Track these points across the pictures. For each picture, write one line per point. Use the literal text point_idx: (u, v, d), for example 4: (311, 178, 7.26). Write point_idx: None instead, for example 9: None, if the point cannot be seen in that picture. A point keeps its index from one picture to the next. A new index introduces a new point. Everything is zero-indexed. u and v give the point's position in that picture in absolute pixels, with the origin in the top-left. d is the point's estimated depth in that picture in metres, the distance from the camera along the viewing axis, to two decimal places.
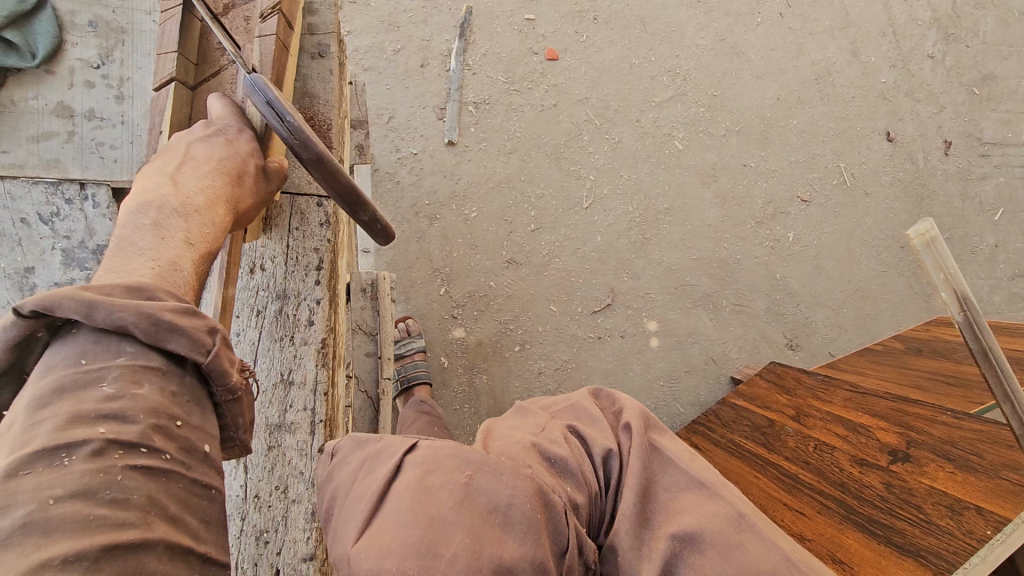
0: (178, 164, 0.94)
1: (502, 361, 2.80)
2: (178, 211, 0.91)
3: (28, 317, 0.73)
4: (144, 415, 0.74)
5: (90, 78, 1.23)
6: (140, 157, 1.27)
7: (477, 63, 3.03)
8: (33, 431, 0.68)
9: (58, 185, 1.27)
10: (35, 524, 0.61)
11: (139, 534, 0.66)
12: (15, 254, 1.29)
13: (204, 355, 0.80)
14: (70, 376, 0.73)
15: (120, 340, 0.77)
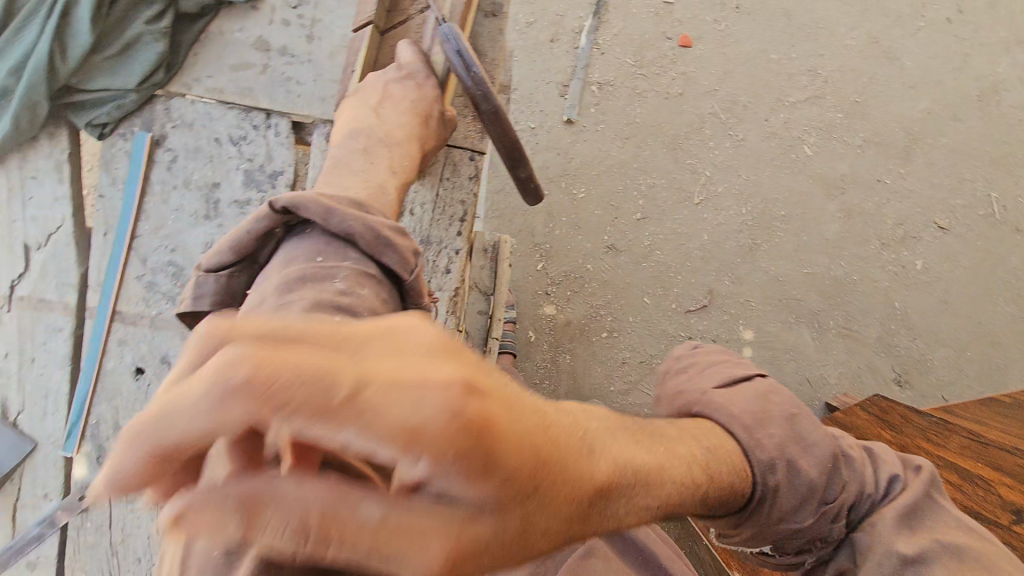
0: (378, 101, 1.02)
1: (588, 344, 2.66)
2: (384, 141, 0.98)
3: (279, 213, 0.81)
4: (371, 317, 0.75)
5: (288, 17, 1.27)
6: (326, 91, 1.25)
7: (608, 44, 2.90)
8: (280, 311, 0.69)
9: (250, 112, 1.25)
10: None
11: None
12: (203, 170, 1.25)
13: (408, 274, 0.84)
14: (309, 268, 0.75)
15: (347, 246, 0.81)
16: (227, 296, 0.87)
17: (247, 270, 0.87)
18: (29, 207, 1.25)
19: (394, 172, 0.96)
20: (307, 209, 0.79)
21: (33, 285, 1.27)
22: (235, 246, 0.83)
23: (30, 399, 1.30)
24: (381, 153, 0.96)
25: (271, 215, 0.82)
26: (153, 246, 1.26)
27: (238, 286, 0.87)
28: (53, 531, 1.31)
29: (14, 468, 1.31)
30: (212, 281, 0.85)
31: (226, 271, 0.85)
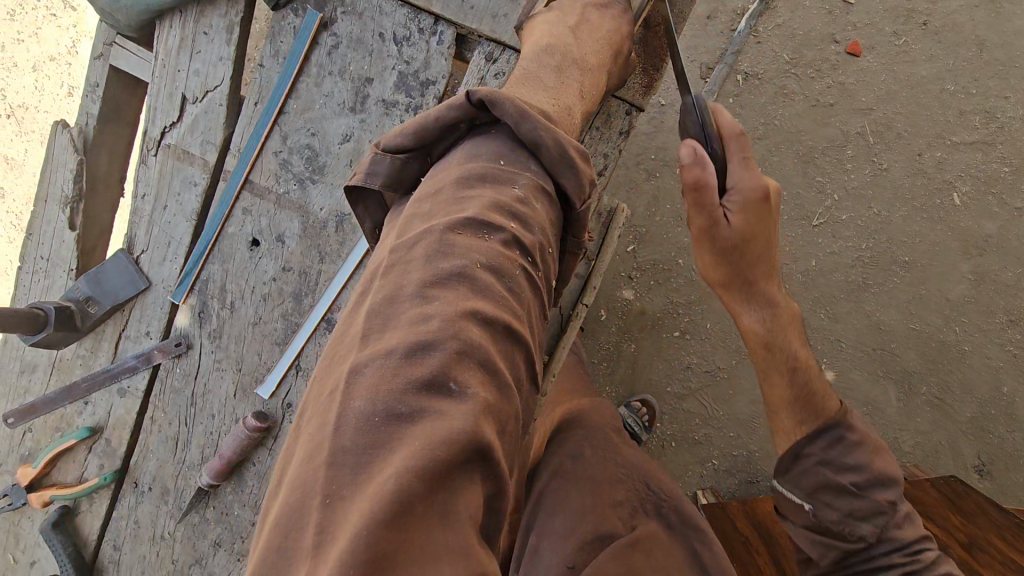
0: (575, 23, 1.02)
1: (657, 339, 2.30)
2: (578, 63, 0.97)
3: (473, 104, 0.80)
4: (538, 230, 0.75)
5: None
6: (503, 11, 1.18)
7: (768, 33, 2.29)
8: (462, 202, 0.72)
9: (419, 14, 1.21)
10: (465, 275, 0.66)
11: (520, 330, 0.67)
12: (361, 61, 1.24)
13: (580, 203, 0.83)
14: (493, 168, 0.77)
15: (529, 156, 0.81)
16: (396, 179, 0.84)
17: (418, 160, 0.85)
18: (194, 62, 1.30)
19: (583, 96, 0.97)
20: (502, 108, 0.79)
21: (181, 137, 1.34)
22: (416, 130, 0.82)
23: (153, 242, 1.38)
24: (573, 75, 0.96)
25: (466, 108, 0.81)
26: (296, 126, 1.28)
27: (409, 175, 0.85)
28: (146, 367, 1.41)
29: (123, 301, 1.39)
30: (388, 160, 0.83)
31: (402, 154, 0.83)
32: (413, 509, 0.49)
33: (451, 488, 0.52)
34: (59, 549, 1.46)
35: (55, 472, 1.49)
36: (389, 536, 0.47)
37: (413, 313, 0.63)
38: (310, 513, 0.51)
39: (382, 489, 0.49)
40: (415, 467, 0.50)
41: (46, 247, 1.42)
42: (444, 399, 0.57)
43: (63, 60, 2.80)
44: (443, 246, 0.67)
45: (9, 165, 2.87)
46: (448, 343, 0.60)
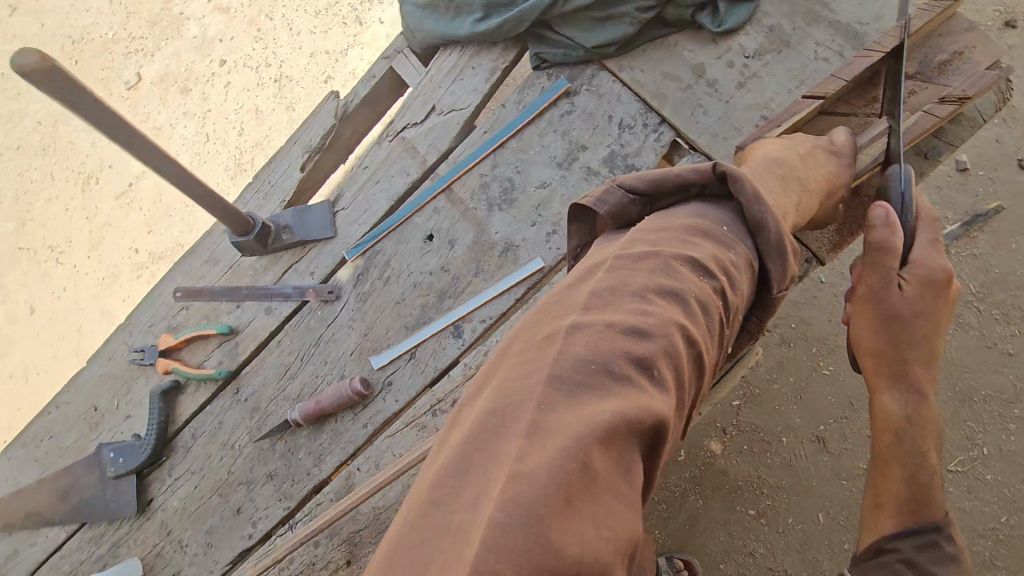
0: (805, 152, 1.05)
1: (728, 502, 2.14)
2: (801, 182, 1.00)
3: (716, 174, 0.85)
4: (741, 294, 0.80)
5: (735, 60, 1.33)
6: (723, 135, 1.31)
7: (959, 258, 2.19)
8: (691, 242, 0.77)
9: (648, 111, 1.38)
10: (681, 298, 0.71)
11: (705, 364, 0.73)
12: (585, 131, 1.42)
13: (779, 288, 0.86)
14: (718, 230, 0.81)
15: (748, 233, 0.84)
16: (619, 215, 0.89)
17: (640, 207, 0.91)
18: (454, 85, 1.57)
19: (798, 211, 1.00)
20: (744, 184, 0.83)
21: (416, 135, 1.59)
22: (652, 181, 0.89)
23: (353, 205, 1.61)
24: (795, 191, 0.99)
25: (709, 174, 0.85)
26: (507, 161, 1.48)
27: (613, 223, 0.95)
28: (296, 299, 1.61)
29: (309, 240, 1.62)
30: (617, 194, 0.89)
31: (631, 195, 0.90)
32: (610, 447, 0.56)
33: (635, 449, 0.60)
34: (154, 414, 1.66)
35: (185, 350, 1.72)
36: (593, 461, 0.55)
37: (634, 305, 0.69)
38: (526, 413, 0.59)
39: (593, 422, 0.57)
40: (619, 418, 0.58)
41: (275, 176, 1.71)
42: (647, 381, 0.63)
43: (333, 56, 3.45)
44: (667, 268, 0.73)
45: (257, 115, 3.52)
46: (658, 339, 0.66)
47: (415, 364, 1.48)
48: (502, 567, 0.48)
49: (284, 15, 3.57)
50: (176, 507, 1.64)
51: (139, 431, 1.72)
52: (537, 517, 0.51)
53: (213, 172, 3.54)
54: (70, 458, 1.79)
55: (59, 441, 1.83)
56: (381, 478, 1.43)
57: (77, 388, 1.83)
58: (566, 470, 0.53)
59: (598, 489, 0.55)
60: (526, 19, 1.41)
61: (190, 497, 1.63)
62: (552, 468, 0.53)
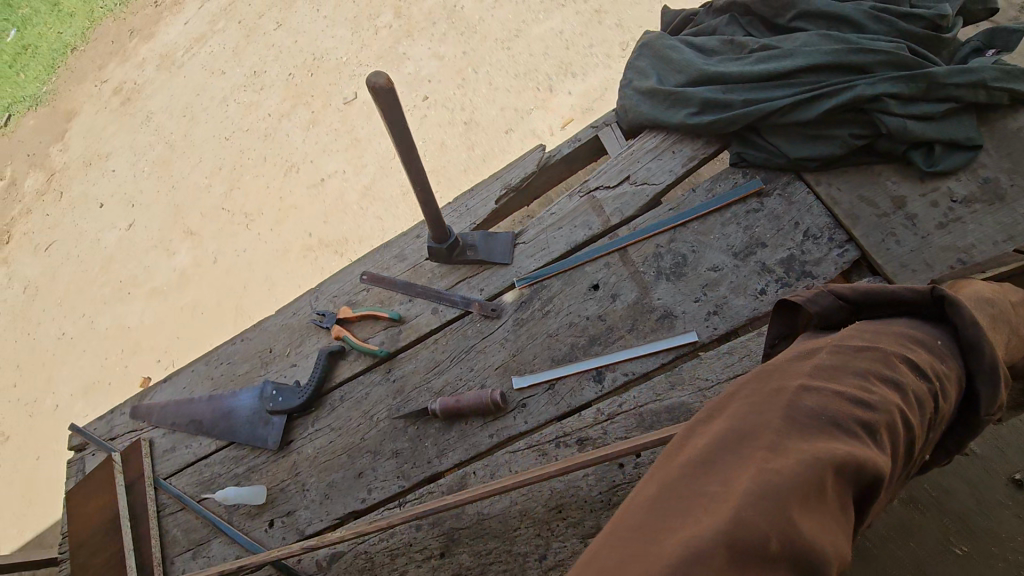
0: (1015, 301, 1.05)
1: None
2: (1012, 324, 1.00)
3: (933, 295, 0.93)
4: (945, 404, 0.86)
5: (939, 202, 1.39)
6: (912, 266, 1.34)
7: None
8: (908, 347, 0.87)
9: (837, 227, 1.45)
10: (892, 388, 0.81)
11: (906, 452, 0.80)
12: (770, 229, 1.52)
13: (987, 413, 0.90)
14: (927, 343, 0.89)
15: (959, 355, 0.90)
16: (825, 313, 0.99)
17: (847, 312, 1.00)
18: (652, 164, 1.75)
19: (1006, 350, 0.98)
20: (961, 308, 0.90)
21: (606, 197, 1.78)
22: (863, 290, 0.98)
23: (535, 242, 1.83)
24: (1007, 331, 0.98)
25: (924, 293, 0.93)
26: (686, 239, 1.61)
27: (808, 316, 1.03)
28: (461, 307, 1.83)
29: (489, 262, 1.85)
30: (827, 297, 1.00)
31: (840, 300, 0.99)
32: (833, 482, 0.69)
33: (851, 493, 0.71)
34: (316, 370, 1.93)
35: (356, 324, 2.00)
36: (822, 484, 0.68)
37: (861, 381, 0.81)
38: (767, 436, 0.74)
39: (821, 455, 0.70)
40: (841, 462, 0.70)
41: (473, 202, 1.99)
42: (870, 443, 0.74)
43: (520, 114, 3.73)
44: (884, 360, 0.84)
45: (442, 148, 3.81)
46: (883, 414, 0.77)
47: (552, 395, 1.61)
48: (754, 534, 0.63)
49: None
50: (309, 454, 1.87)
51: (300, 378, 2.00)
52: (778, 503, 0.65)
53: None
54: (235, 385, 2.09)
55: (230, 368, 2.14)
56: (490, 487, 1.51)
57: (259, 330, 2.16)
58: (800, 482, 0.67)
59: (828, 510, 0.68)
60: (739, 121, 1.57)
61: (323, 449, 1.85)
62: (792, 476, 0.67)
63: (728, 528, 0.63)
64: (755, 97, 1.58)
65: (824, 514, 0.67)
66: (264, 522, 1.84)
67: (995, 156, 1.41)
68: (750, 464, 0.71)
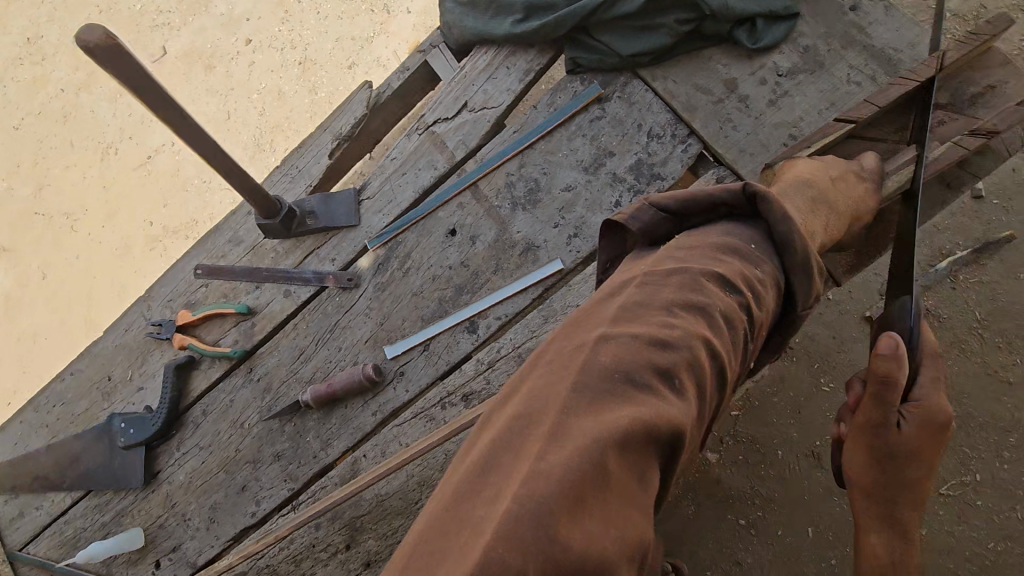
0: (836, 176, 1.06)
1: (722, 512, 2.17)
2: (829, 205, 1.02)
3: (745, 194, 0.87)
4: (764, 310, 0.82)
5: (767, 78, 1.35)
6: (751, 150, 1.32)
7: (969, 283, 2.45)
8: (717, 260, 0.81)
9: (677, 123, 1.40)
10: (701, 313, 0.75)
11: (725, 376, 0.75)
12: (615, 137, 1.44)
13: (803, 308, 0.88)
14: (743, 249, 0.84)
15: (774, 253, 0.87)
16: (650, 233, 0.92)
17: (672, 224, 0.93)
18: (488, 83, 1.57)
19: (823, 235, 1.03)
20: (771, 204, 0.85)
21: (446, 130, 1.59)
22: (685, 198, 0.91)
23: (379, 194, 1.62)
24: (822, 214, 1.02)
25: (737, 194, 0.87)
26: (535, 162, 1.49)
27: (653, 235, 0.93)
28: (316, 284, 1.63)
29: (332, 227, 1.63)
30: (650, 213, 0.91)
31: (663, 213, 0.92)
32: (624, 450, 0.61)
33: (650, 452, 0.64)
34: (167, 388, 1.68)
35: (201, 326, 1.74)
36: (611, 457, 0.60)
37: (660, 318, 0.73)
38: (552, 410, 0.64)
39: (610, 423, 0.62)
40: (634, 423, 0.62)
41: (302, 161, 1.72)
42: (668, 390, 0.68)
43: (359, 42, 3.54)
44: (693, 284, 0.77)
45: (280, 97, 3.57)
46: (680, 352, 0.70)
47: (428, 356, 1.50)
48: (525, 544, 0.53)
49: None
50: (182, 480, 1.66)
51: (150, 403, 1.73)
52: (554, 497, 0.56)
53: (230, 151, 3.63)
54: (77, 427, 1.79)
55: (67, 407, 1.82)
56: (383, 466, 1.41)
57: (89, 357, 1.83)
58: (584, 462, 0.59)
59: (616, 486, 0.60)
60: (566, 24, 1.42)
61: (197, 471, 1.65)
62: (572, 458, 0.59)
63: (495, 544, 0.53)
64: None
65: (616, 490, 0.60)
66: (151, 564, 1.65)
67: (814, 19, 1.37)
68: (532, 450, 0.61)
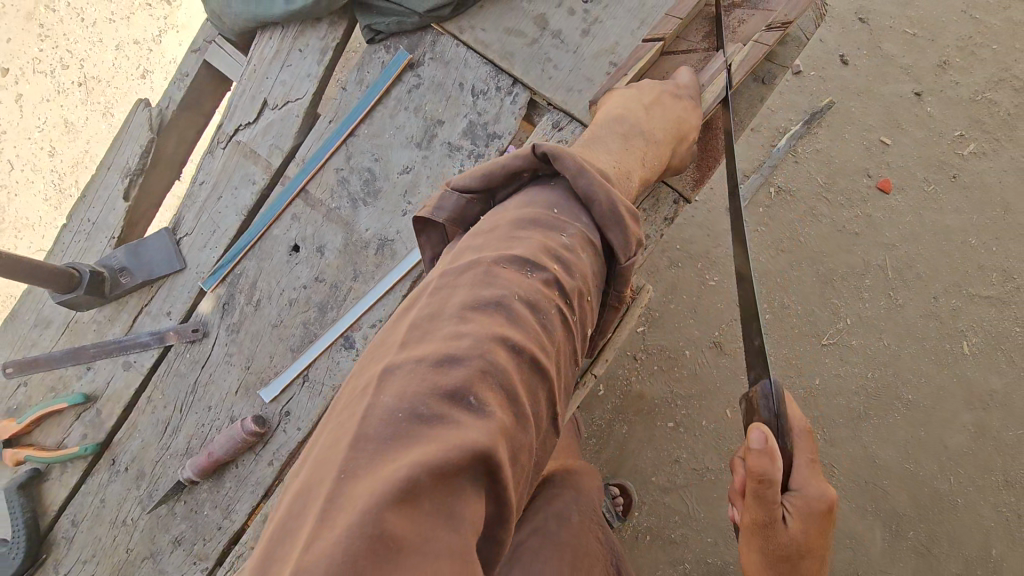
0: (648, 102, 1.05)
1: (651, 426, 2.28)
2: (644, 135, 1.01)
3: (538, 156, 0.84)
4: (577, 275, 0.76)
5: (574, 7, 1.28)
6: (576, 87, 1.26)
7: (806, 154, 2.74)
8: (513, 241, 0.75)
9: (499, 74, 1.30)
10: (501, 305, 0.67)
11: (546, 364, 0.67)
12: (437, 103, 1.32)
13: (624, 258, 0.83)
14: (546, 214, 0.80)
15: (582, 209, 0.83)
16: (459, 219, 0.88)
17: (482, 203, 0.90)
18: (284, 74, 1.37)
19: (644, 163, 1.00)
20: (563, 161, 0.82)
21: (253, 137, 1.39)
22: (485, 174, 0.87)
23: (199, 227, 1.41)
24: (638, 145, 1.00)
25: (531, 158, 0.85)
26: (362, 149, 1.35)
27: (470, 215, 0.89)
28: (157, 346, 1.42)
29: (155, 279, 1.41)
30: (453, 198, 0.87)
31: (468, 195, 0.88)
32: (419, 501, 0.49)
33: (457, 493, 0.52)
34: (16, 513, 1.42)
35: (36, 432, 1.47)
36: (399, 518, 0.48)
37: (450, 328, 0.64)
38: (326, 485, 0.52)
39: (391, 477, 0.49)
40: (423, 465, 0.50)
41: (95, 211, 1.45)
42: (465, 412, 0.57)
43: (145, 45, 3.14)
44: (486, 277, 0.69)
45: (67, 128, 3.18)
46: (475, 360, 0.60)
47: (311, 387, 1.36)
48: None
49: (70, 3, 3.19)
50: None
51: (4, 535, 1.47)
52: None
53: (31, 203, 3.19)
54: None
55: None
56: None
57: None
58: (360, 539, 0.46)
59: (415, 552, 0.47)
60: None
61: None
62: (341, 541, 0.46)
63: None
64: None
65: (415, 556, 0.47)
66: None
67: None
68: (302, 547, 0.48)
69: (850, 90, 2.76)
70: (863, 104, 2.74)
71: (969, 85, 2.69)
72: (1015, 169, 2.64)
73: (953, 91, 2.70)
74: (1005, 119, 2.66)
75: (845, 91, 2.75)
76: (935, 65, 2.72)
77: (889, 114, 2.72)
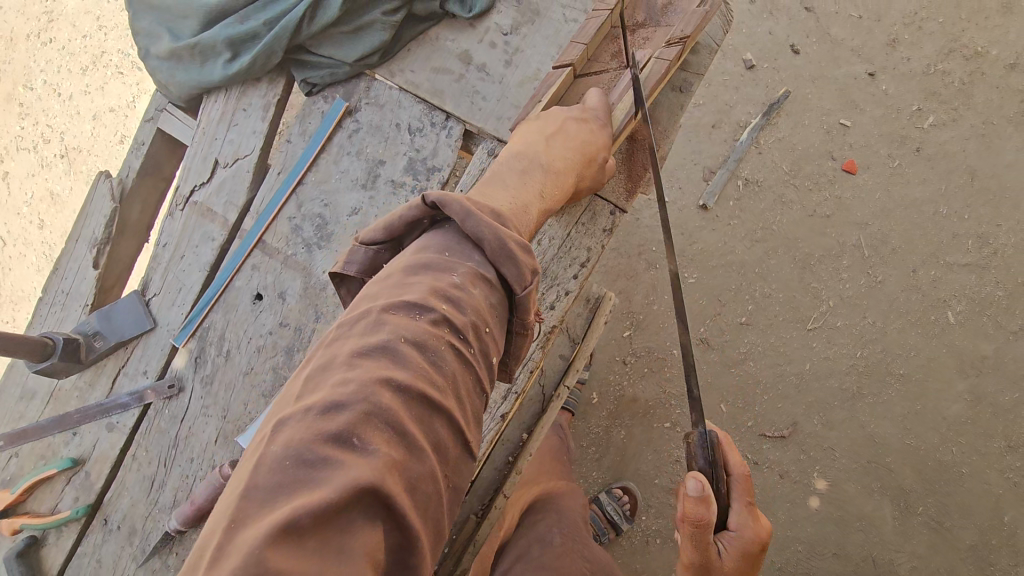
0: (551, 133, 1.10)
1: (648, 428, 2.31)
2: (543, 167, 1.06)
3: (428, 206, 0.89)
4: (471, 310, 0.80)
5: (495, 41, 1.34)
6: (505, 114, 1.32)
7: (769, 144, 2.77)
8: (405, 288, 0.78)
9: (432, 110, 1.36)
10: (387, 348, 0.70)
11: (440, 396, 0.70)
12: (377, 146, 1.38)
13: (521, 288, 0.87)
14: (437, 257, 0.84)
15: (474, 248, 0.87)
16: (372, 269, 0.95)
17: (391, 250, 0.96)
18: (231, 133, 1.43)
19: (542, 197, 1.04)
20: (449, 206, 0.86)
21: (208, 195, 1.45)
22: (386, 226, 0.93)
23: (166, 287, 1.46)
24: (535, 178, 1.05)
25: (422, 207, 0.89)
26: (312, 196, 1.41)
27: (381, 263, 0.96)
28: (137, 405, 1.46)
29: (130, 340, 1.47)
30: (361, 252, 0.94)
31: (375, 247, 0.94)
32: (305, 541, 0.52)
33: (347, 527, 0.55)
34: None
35: (30, 500, 1.52)
36: (286, 557, 0.50)
37: (338, 376, 0.67)
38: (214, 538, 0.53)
39: (275, 518, 0.52)
40: (306, 506, 0.53)
41: (67, 283, 1.52)
42: (351, 453, 0.60)
43: (121, 112, 3.26)
44: (374, 324, 0.73)
45: (54, 201, 3.29)
46: (359, 403, 0.63)
47: None
48: None
49: (46, 80, 3.32)
50: None
51: None
52: None
53: (26, 276, 3.30)
54: None
55: None
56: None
57: None
58: None
59: None
60: (276, 51, 1.30)
61: None
62: None
63: None
64: (273, 13, 1.29)
65: None
66: None
67: None
68: None
69: (805, 76, 2.80)
70: (818, 89, 2.78)
71: (922, 59, 2.72)
72: (977, 136, 2.67)
73: (905, 65, 2.74)
74: (960, 88, 2.70)
75: (799, 78, 2.79)
76: (885, 44, 2.76)
77: (845, 96, 2.76)
